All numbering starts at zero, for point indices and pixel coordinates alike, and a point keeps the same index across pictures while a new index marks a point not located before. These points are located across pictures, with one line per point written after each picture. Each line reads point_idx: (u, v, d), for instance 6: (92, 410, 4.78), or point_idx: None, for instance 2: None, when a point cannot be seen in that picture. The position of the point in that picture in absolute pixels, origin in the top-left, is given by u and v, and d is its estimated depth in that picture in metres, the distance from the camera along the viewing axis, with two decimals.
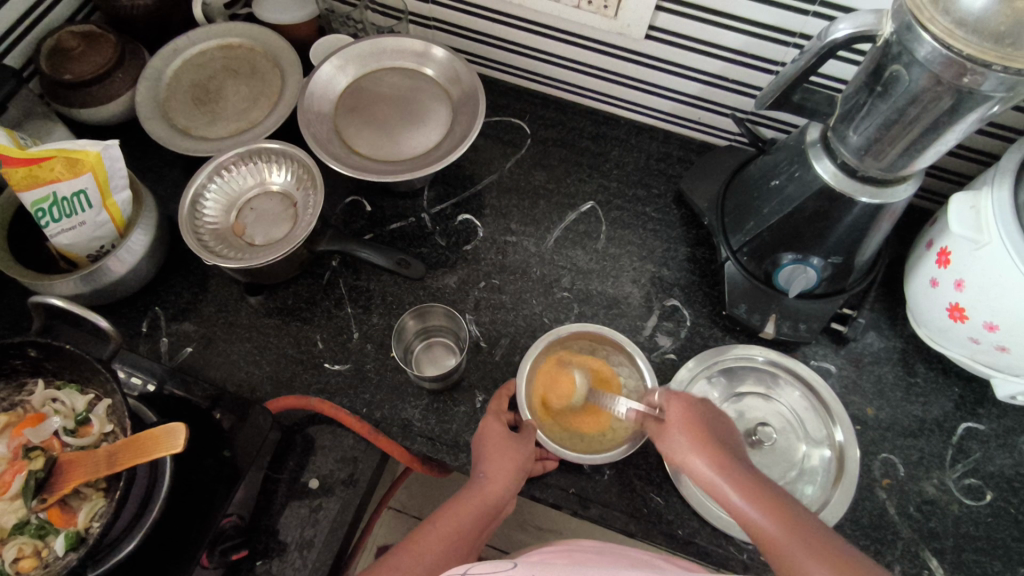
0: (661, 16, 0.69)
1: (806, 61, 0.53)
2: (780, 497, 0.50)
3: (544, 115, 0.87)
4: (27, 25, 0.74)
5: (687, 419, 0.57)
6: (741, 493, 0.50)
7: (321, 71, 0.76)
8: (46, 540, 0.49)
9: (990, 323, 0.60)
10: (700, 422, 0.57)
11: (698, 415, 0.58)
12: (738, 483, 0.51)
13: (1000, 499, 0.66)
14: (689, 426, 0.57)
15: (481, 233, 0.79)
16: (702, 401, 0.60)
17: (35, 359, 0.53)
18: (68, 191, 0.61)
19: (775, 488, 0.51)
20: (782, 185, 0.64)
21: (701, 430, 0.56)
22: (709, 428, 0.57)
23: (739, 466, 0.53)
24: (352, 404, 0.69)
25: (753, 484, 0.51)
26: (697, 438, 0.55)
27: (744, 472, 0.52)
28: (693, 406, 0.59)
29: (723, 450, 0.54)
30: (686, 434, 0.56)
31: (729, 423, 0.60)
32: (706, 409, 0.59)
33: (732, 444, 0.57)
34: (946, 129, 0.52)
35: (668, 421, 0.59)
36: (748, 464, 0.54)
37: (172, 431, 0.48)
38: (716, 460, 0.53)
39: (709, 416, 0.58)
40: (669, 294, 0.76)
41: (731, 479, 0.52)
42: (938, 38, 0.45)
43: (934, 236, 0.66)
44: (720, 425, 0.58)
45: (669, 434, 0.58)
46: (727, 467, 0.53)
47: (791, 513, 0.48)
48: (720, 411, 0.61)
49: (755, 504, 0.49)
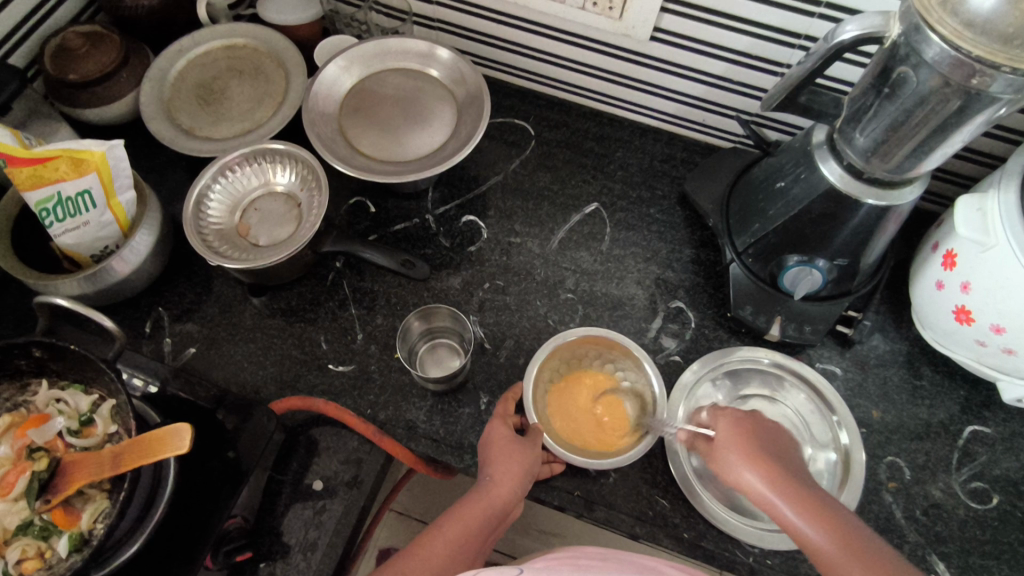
0: (667, 17, 0.69)
1: (813, 62, 0.53)
2: (836, 513, 0.50)
3: (549, 116, 0.87)
4: (31, 25, 0.74)
5: (736, 435, 0.57)
6: (798, 512, 0.50)
7: (325, 71, 0.76)
8: (50, 541, 0.49)
9: (997, 326, 0.60)
10: (752, 438, 0.57)
11: (748, 430, 0.58)
12: (795, 502, 0.51)
13: (1006, 503, 0.66)
14: (740, 443, 0.56)
15: (485, 234, 0.79)
16: (751, 414, 0.60)
17: (40, 359, 0.53)
18: (72, 191, 0.61)
19: (831, 505, 0.51)
20: (788, 186, 0.64)
21: (753, 446, 0.56)
22: (758, 441, 0.57)
23: (793, 481, 0.53)
24: (356, 405, 0.69)
25: (810, 500, 0.51)
26: (750, 455, 0.55)
27: (800, 487, 0.52)
28: (740, 420, 0.59)
29: (778, 465, 0.54)
30: (738, 449, 0.56)
31: (781, 434, 0.60)
32: (757, 422, 0.59)
33: (786, 456, 0.57)
34: (953, 131, 0.51)
35: (719, 437, 0.58)
36: (803, 478, 0.54)
37: (178, 432, 0.48)
38: (771, 476, 0.53)
39: (759, 430, 0.58)
40: (674, 296, 0.76)
41: (787, 497, 0.51)
42: (947, 39, 0.44)
43: (940, 239, 0.66)
44: (771, 437, 0.58)
45: (720, 450, 0.57)
46: (781, 483, 0.52)
47: (850, 532, 0.49)
48: (770, 422, 0.60)
49: (811, 522, 0.49)
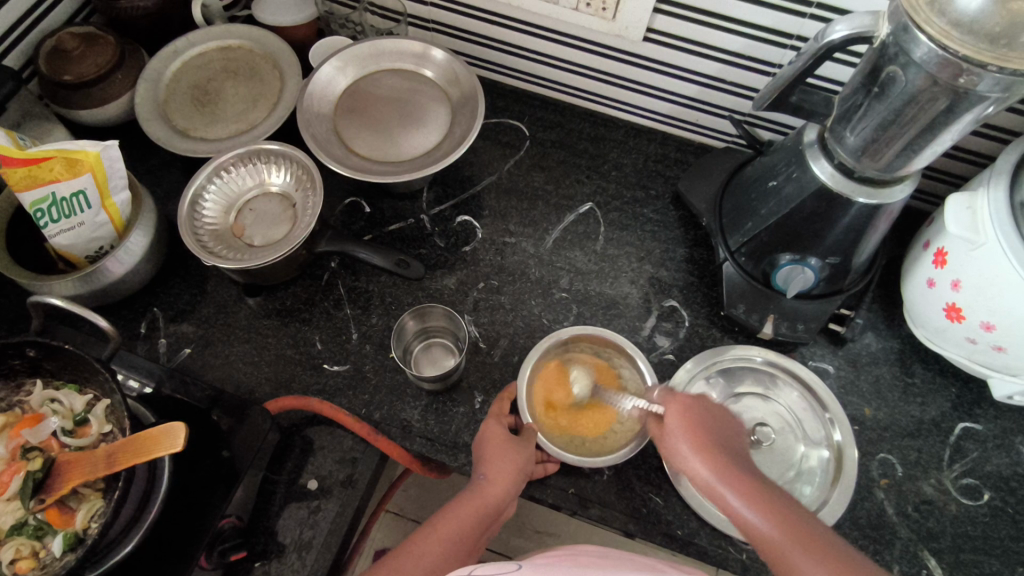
0: (659, 18, 0.69)
1: (804, 62, 0.53)
2: (776, 497, 0.50)
3: (543, 117, 0.87)
4: (27, 26, 0.74)
5: (685, 422, 0.57)
6: (739, 497, 0.51)
7: (320, 72, 0.76)
8: (44, 540, 0.49)
9: (986, 323, 0.61)
10: (698, 426, 0.57)
11: (696, 416, 0.58)
12: (737, 487, 0.51)
13: (998, 499, 0.66)
14: (689, 429, 0.57)
15: (479, 234, 0.79)
16: (699, 399, 0.61)
17: (34, 359, 0.53)
18: (67, 192, 0.61)
19: (772, 490, 0.51)
20: (780, 185, 0.64)
21: (699, 434, 0.56)
22: (705, 427, 0.57)
23: (737, 468, 0.53)
24: (350, 405, 0.69)
25: (749, 484, 0.51)
26: (696, 442, 0.55)
27: (742, 473, 0.52)
28: (689, 407, 0.59)
29: (723, 451, 0.55)
30: (683, 437, 0.56)
31: (729, 423, 0.60)
32: (705, 410, 0.60)
33: (731, 443, 0.57)
34: (941, 129, 0.52)
35: (668, 424, 0.59)
36: (746, 464, 0.54)
37: (172, 431, 0.49)
38: (715, 463, 0.53)
39: (707, 418, 0.59)
40: (668, 295, 0.76)
41: (730, 483, 0.52)
42: (934, 39, 0.45)
43: (931, 237, 0.66)
44: (719, 426, 0.59)
45: (670, 438, 0.58)
46: (725, 469, 0.53)
47: (790, 515, 0.49)
48: (720, 411, 0.61)
49: (751, 505, 0.50)
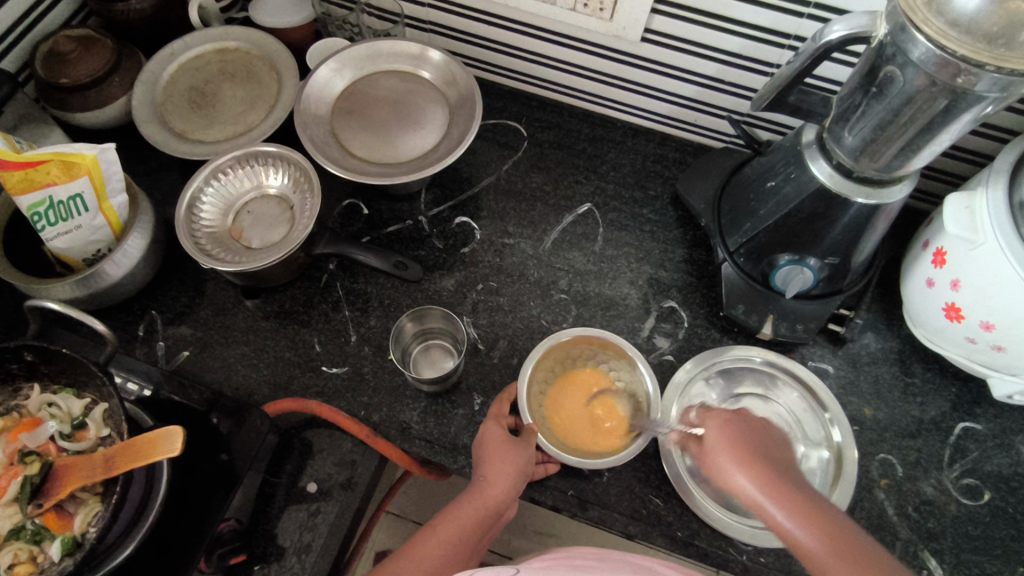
0: (657, 18, 0.69)
1: (801, 62, 0.53)
2: (830, 516, 0.49)
3: (541, 117, 0.87)
4: (23, 29, 0.74)
5: (728, 439, 0.56)
6: (794, 517, 0.49)
7: (317, 74, 0.76)
8: (42, 545, 0.48)
9: (986, 323, 0.60)
10: (743, 441, 0.55)
11: (738, 430, 0.56)
12: (789, 508, 0.50)
13: (998, 499, 0.66)
14: (732, 446, 0.55)
15: (478, 236, 0.79)
16: (739, 413, 0.59)
17: (31, 363, 0.52)
18: (64, 195, 0.61)
19: (824, 507, 0.50)
20: (778, 186, 0.64)
21: (745, 450, 0.54)
22: (749, 442, 0.56)
23: (787, 486, 0.51)
24: (349, 407, 0.69)
25: (802, 503, 0.50)
26: (743, 458, 0.54)
27: (793, 491, 0.51)
28: (731, 421, 0.57)
29: (770, 466, 0.53)
30: (729, 452, 0.55)
31: (772, 434, 0.58)
32: (745, 423, 0.58)
33: (777, 455, 0.56)
34: (940, 130, 0.52)
35: (709, 440, 0.57)
36: (795, 479, 0.53)
37: (170, 434, 0.49)
38: (765, 480, 0.52)
39: (749, 430, 0.57)
40: (667, 296, 0.76)
41: (782, 504, 0.50)
42: (932, 39, 0.45)
43: (930, 237, 0.66)
44: (761, 437, 0.57)
45: (712, 455, 0.56)
46: (776, 487, 0.51)
47: (846, 536, 0.48)
48: (760, 421, 0.59)
49: (807, 529, 0.48)
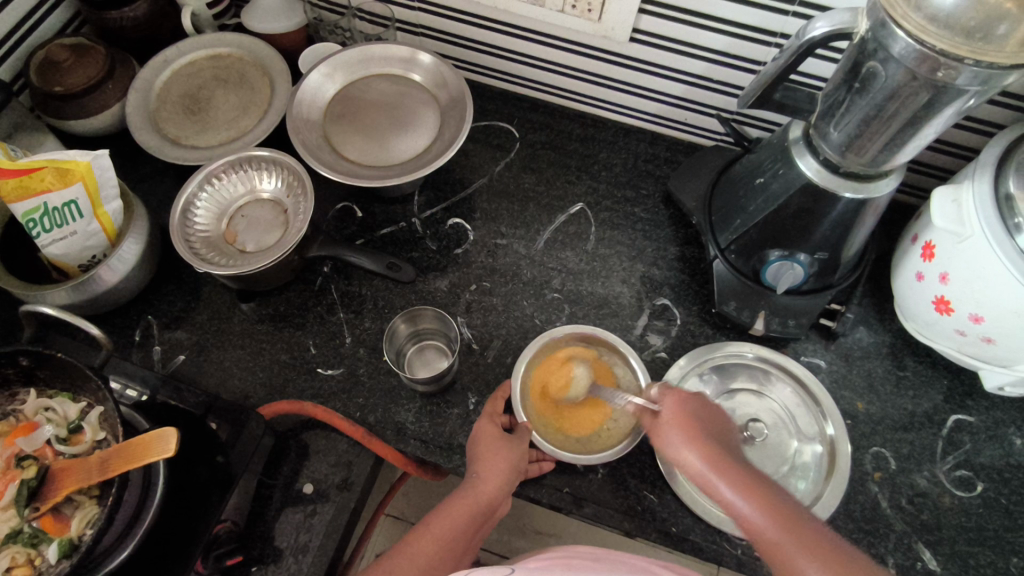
0: (645, 18, 0.70)
1: (786, 60, 0.54)
2: (771, 489, 0.49)
3: (533, 119, 0.88)
4: (16, 39, 0.75)
5: (681, 416, 0.57)
6: (735, 489, 0.49)
7: (309, 79, 0.77)
8: (40, 548, 0.49)
9: (975, 315, 0.61)
10: (694, 420, 0.56)
11: (691, 411, 0.57)
12: (731, 478, 0.50)
13: (991, 490, 0.67)
14: (683, 422, 0.56)
15: (471, 237, 0.79)
16: (696, 395, 0.60)
17: (27, 368, 0.53)
18: (59, 202, 0.62)
19: (766, 481, 0.50)
20: (767, 182, 0.65)
21: (695, 428, 0.55)
22: (701, 421, 0.56)
23: (732, 460, 0.52)
24: (345, 408, 0.70)
25: (744, 477, 0.50)
26: (691, 435, 0.54)
27: (736, 465, 0.51)
28: (687, 401, 0.58)
29: (717, 443, 0.54)
30: (681, 429, 0.55)
31: (725, 420, 0.59)
32: (701, 407, 0.59)
33: (725, 438, 0.56)
34: (923, 123, 0.52)
35: (663, 417, 0.58)
36: (740, 457, 0.53)
37: (163, 435, 0.49)
38: (710, 455, 0.52)
39: (702, 412, 0.58)
40: (659, 293, 0.77)
41: (727, 476, 0.50)
42: (911, 34, 0.45)
43: (919, 230, 0.67)
44: (714, 422, 0.57)
45: (664, 432, 0.57)
46: (721, 462, 0.52)
47: (785, 509, 0.48)
48: (715, 409, 0.60)
49: (747, 497, 0.49)
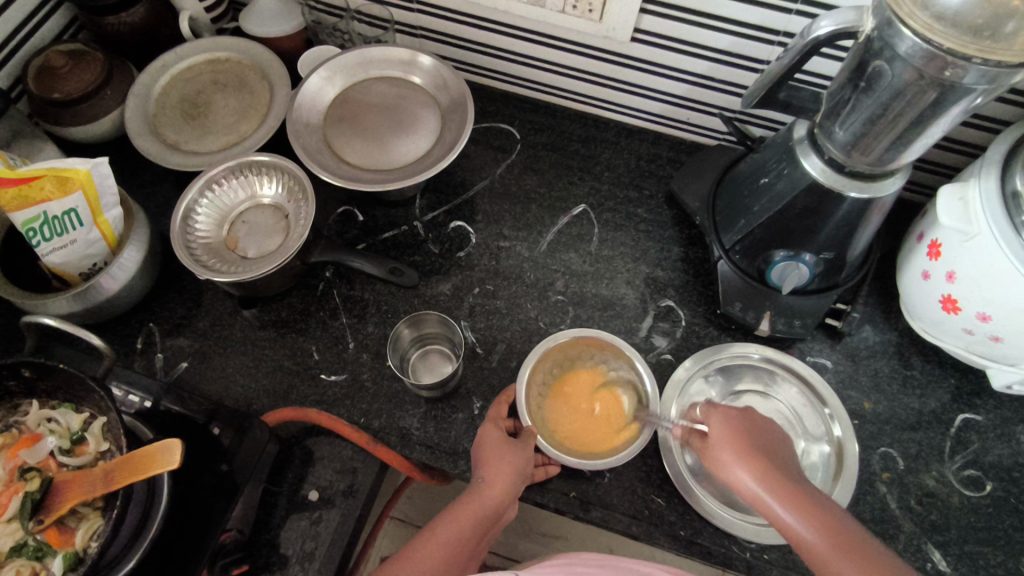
0: (646, 18, 0.70)
1: (790, 59, 0.53)
2: (825, 507, 0.52)
3: (534, 119, 0.87)
4: (13, 46, 0.74)
5: (730, 433, 0.58)
6: (791, 511, 0.51)
7: (308, 83, 0.76)
8: (44, 561, 0.49)
9: (983, 314, 0.60)
10: (743, 436, 0.57)
11: (740, 427, 0.58)
12: (784, 499, 0.52)
13: (1000, 490, 0.66)
14: (734, 440, 0.57)
15: (474, 240, 0.79)
16: (742, 409, 0.61)
17: (29, 379, 0.52)
18: (58, 210, 0.61)
19: (818, 498, 0.52)
20: (771, 182, 0.64)
21: (748, 445, 0.56)
22: (751, 436, 0.58)
23: (784, 479, 0.54)
24: (349, 415, 0.69)
25: (796, 495, 0.52)
26: (745, 453, 0.56)
27: (792, 486, 0.53)
28: (735, 418, 0.59)
29: (769, 461, 0.55)
30: (732, 448, 0.57)
31: (773, 430, 0.60)
32: (749, 420, 0.60)
33: (778, 451, 0.58)
34: (930, 123, 0.52)
35: (712, 435, 0.59)
36: (792, 472, 0.55)
37: (168, 447, 0.49)
38: (765, 475, 0.54)
39: (751, 427, 0.59)
40: (663, 294, 0.76)
41: (782, 497, 0.52)
42: (918, 32, 0.45)
43: (925, 229, 0.66)
44: (763, 432, 0.59)
45: (715, 449, 0.58)
46: (775, 481, 0.53)
47: (838, 528, 0.50)
48: (763, 421, 0.61)
49: (803, 518, 0.51)
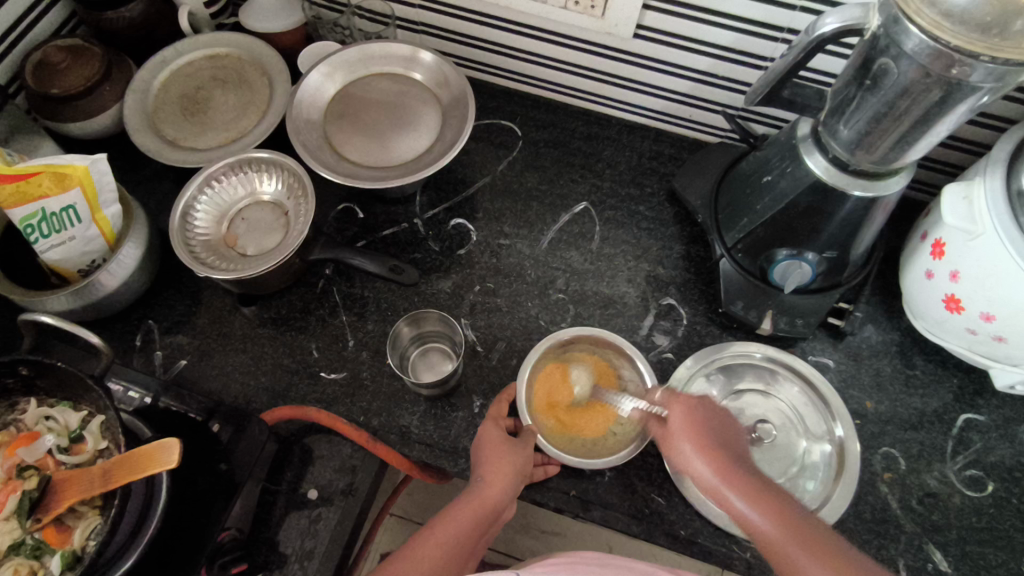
0: (649, 15, 0.69)
1: (794, 56, 0.53)
2: (778, 494, 0.53)
3: (536, 116, 0.87)
4: (11, 41, 0.74)
5: (688, 425, 0.59)
6: (743, 499, 0.52)
7: (308, 79, 0.76)
8: (42, 560, 0.49)
9: (987, 314, 0.60)
10: (701, 428, 0.59)
11: (699, 420, 0.59)
12: (738, 489, 0.53)
13: (1002, 490, 0.66)
14: (692, 431, 0.58)
15: (474, 237, 0.79)
16: (701, 401, 0.62)
17: (27, 377, 0.52)
18: (57, 207, 0.61)
19: (770, 486, 0.53)
20: (774, 180, 0.64)
21: (704, 438, 0.58)
22: (708, 429, 0.59)
23: (739, 470, 0.55)
24: (348, 413, 0.69)
25: (749, 482, 0.53)
26: (701, 445, 0.57)
27: (745, 475, 0.54)
28: (694, 410, 0.60)
29: (724, 451, 0.57)
30: (689, 439, 0.58)
31: (731, 424, 0.62)
32: (708, 413, 0.61)
33: (734, 443, 0.59)
34: (935, 121, 0.51)
35: (672, 426, 0.60)
36: (746, 465, 0.56)
37: (166, 446, 0.48)
38: (720, 467, 0.55)
39: (709, 419, 0.60)
40: (665, 293, 0.76)
41: (734, 487, 0.53)
42: (926, 30, 0.44)
43: (928, 228, 0.66)
44: (720, 425, 0.60)
45: (674, 441, 0.59)
46: (729, 472, 0.54)
47: (789, 513, 0.51)
48: (721, 411, 0.62)
49: (754, 505, 0.51)
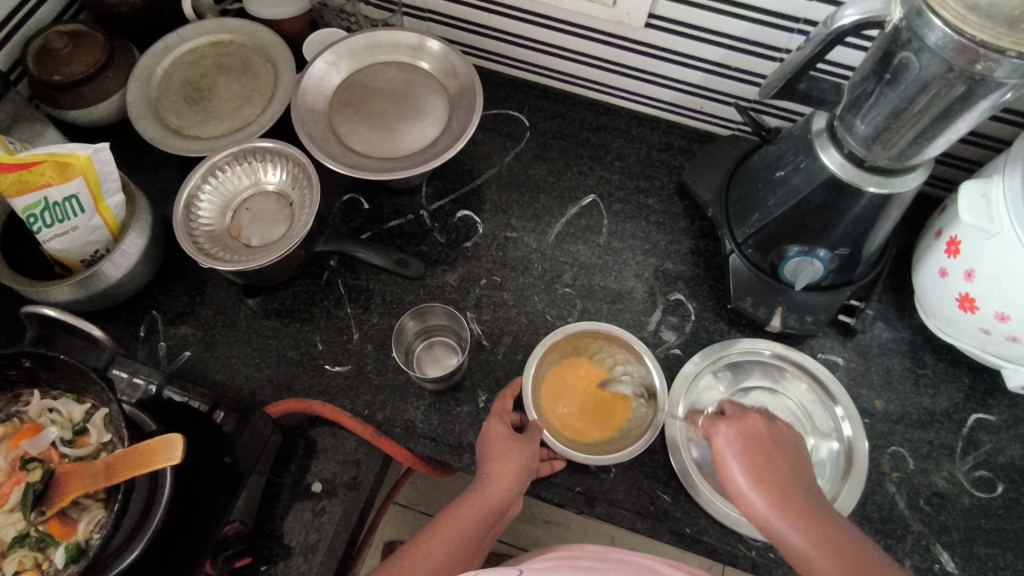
0: (661, 4, 0.67)
1: (812, 49, 0.51)
2: (840, 531, 0.50)
3: (544, 107, 0.85)
4: (12, 27, 0.73)
5: (739, 449, 0.56)
6: (798, 533, 0.50)
7: (313, 68, 0.74)
8: (46, 552, 0.49)
9: (1001, 314, 0.59)
10: (754, 451, 0.55)
11: (751, 441, 0.56)
12: (793, 520, 0.50)
13: (1012, 491, 0.65)
14: (744, 455, 0.55)
15: (480, 230, 0.78)
16: (751, 420, 0.58)
17: (30, 370, 0.51)
18: (59, 196, 0.60)
19: (831, 518, 0.51)
20: (788, 175, 0.63)
21: (758, 462, 0.54)
22: (763, 449, 0.56)
23: (794, 499, 0.52)
24: (352, 406, 0.69)
25: (812, 517, 0.51)
26: (753, 471, 0.54)
27: (804, 507, 0.51)
28: (746, 432, 0.57)
29: (784, 479, 0.53)
30: (741, 464, 0.55)
31: (789, 441, 0.58)
32: (764, 432, 0.57)
33: (792, 464, 0.56)
34: (956, 117, 0.50)
35: (719, 449, 0.57)
36: (803, 491, 0.53)
37: (170, 442, 0.48)
38: (774, 496, 0.52)
39: (761, 441, 0.56)
40: (673, 288, 0.75)
41: (789, 518, 0.51)
42: (949, 23, 0.43)
43: (943, 225, 0.65)
44: (778, 444, 0.57)
45: (724, 464, 0.56)
46: (784, 501, 0.52)
47: (846, 549, 0.48)
48: (778, 428, 0.58)
49: (807, 540, 0.49)
